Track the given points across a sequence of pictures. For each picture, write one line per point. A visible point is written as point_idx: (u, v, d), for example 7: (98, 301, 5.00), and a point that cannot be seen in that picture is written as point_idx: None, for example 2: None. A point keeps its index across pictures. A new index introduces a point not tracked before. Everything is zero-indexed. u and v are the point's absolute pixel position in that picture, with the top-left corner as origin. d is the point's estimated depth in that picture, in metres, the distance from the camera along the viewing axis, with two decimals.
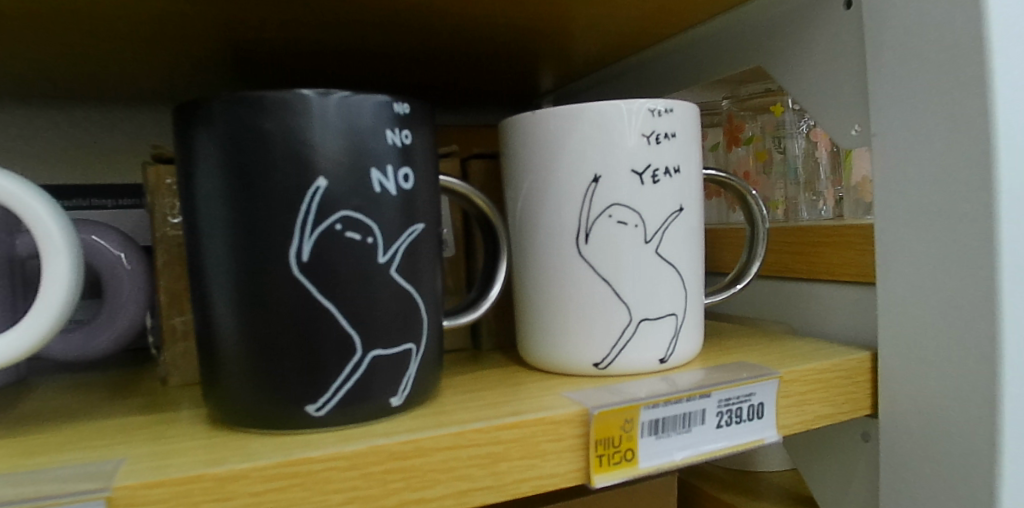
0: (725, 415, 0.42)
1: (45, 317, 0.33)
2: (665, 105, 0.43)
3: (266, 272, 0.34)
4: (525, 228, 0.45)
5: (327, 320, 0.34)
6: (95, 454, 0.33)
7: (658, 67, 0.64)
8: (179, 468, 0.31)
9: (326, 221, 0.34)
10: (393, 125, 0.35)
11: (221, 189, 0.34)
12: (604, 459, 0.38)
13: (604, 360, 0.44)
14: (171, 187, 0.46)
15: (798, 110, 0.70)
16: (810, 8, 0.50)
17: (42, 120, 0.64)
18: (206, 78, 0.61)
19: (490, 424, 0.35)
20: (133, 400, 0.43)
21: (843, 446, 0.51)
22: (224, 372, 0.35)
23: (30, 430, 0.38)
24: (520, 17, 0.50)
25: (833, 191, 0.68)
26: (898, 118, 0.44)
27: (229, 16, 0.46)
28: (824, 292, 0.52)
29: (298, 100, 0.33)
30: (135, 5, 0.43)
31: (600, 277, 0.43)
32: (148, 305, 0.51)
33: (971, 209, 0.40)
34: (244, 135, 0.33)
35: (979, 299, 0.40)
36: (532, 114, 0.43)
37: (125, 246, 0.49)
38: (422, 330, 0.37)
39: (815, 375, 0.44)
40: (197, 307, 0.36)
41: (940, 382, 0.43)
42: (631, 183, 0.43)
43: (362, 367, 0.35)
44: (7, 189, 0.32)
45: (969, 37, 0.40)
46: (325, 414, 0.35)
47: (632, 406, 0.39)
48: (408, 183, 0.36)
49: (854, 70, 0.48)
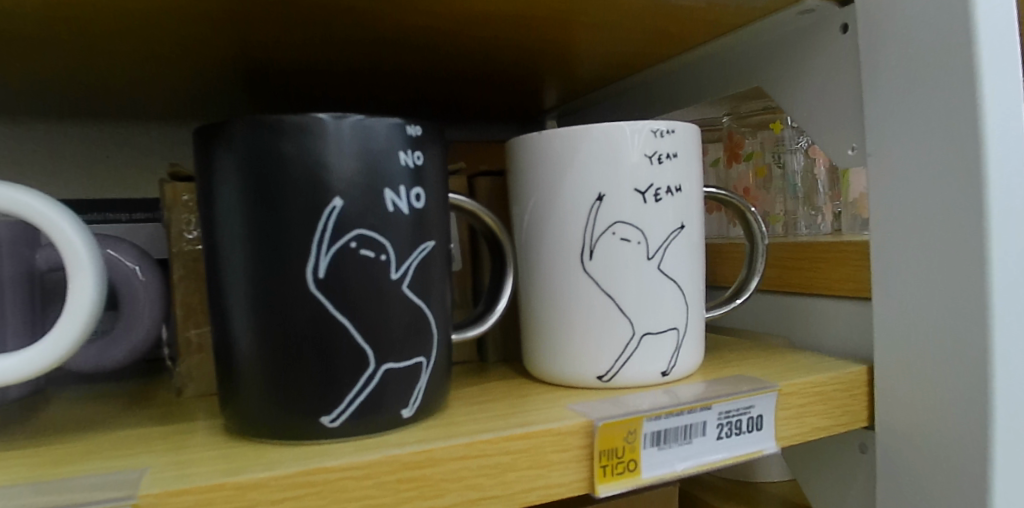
0: (726, 426, 0.43)
1: (70, 332, 0.34)
2: (667, 126, 0.45)
3: (284, 288, 0.35)
4: (531, 245, 0.47)
5: (343, 335, 0.35)
6: (119, 464, 0.35)
7: (660, 85, 0.65)
8: (202, 476, 0.32)
9: (342, 240, 0.35)
10: (406, 147, 0.37)
11: (241, 207, 0.35)
12: (608, 470, 0.39)
13: (608, 373, 0.45)
14: (187, 203, 0.47)
15: (797, 127, 0.72)
16: (807, 31, 0.52)
17: (56, 136, 0.65)
18: (220, 95, 0.62)
19: (499, 435, 0.36)
20: (151, 410, 0.45)
21: (840, 457, 0.52)
22: (241, 384, 0.37)
23: (53, 440, 0.39)
24: (525, 39, 0.51)
25: (831, 206, 0.70)
26: (892, 139, 0.46)
27: (245, 38, 0.48)
28: (821, 307, 0.53)
29: (315, 123, 0.35)
30: (155, 28, 0.45)
31: (603, 293, 0.44)
32: (162, 317, 0.52)
33: (963, 227, 0.42)
34: (264, 157, 0.35)
35: (971, 315, 0.42)
36: (538, 135, 0.45)
37: (140, 259, 0.50)
38: (432, 344, 0.39)
39: (814, 387, 0.45)
40: (216, 321, 0.37)
41: (935, 396, 0.44)
42: (634, 201, 0.44)
43: (375, 380, 0.36)
44: (37, 209, 0.34)
45: (960, 61, 0.41)
46: (339, 425, 0.36)
47: (636, 417, 0.40)
48: (420, 203, 0.38)
49: (849, 91, 0.49)
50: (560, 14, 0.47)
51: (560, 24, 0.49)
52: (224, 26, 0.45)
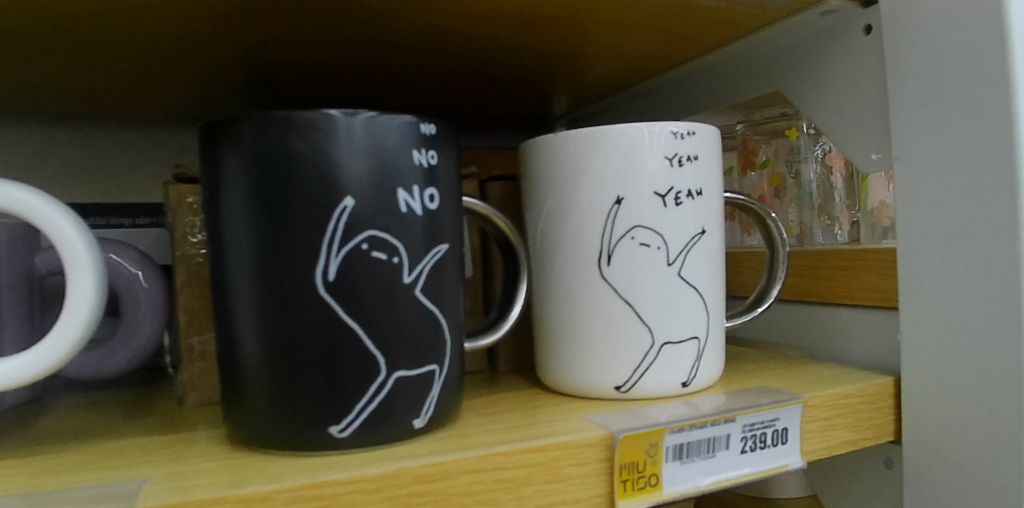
0: (749, 440, 0.41)
1: (68, 336, 0.33)
2: (687, 128, 0.43)
3: (292, 292, 0.33)
4: (546, 251, 0.45)
5: (353, 342, 0.34)
6: (116, 475, 0.33)
7: (674, 91, 0.64)
8: (202, 489, 0.31)
9: (353, 241, 0.34)
10: (419, 146, 0.36)
11: (248, 207, 0.34)
12: (628, 484, 0.37)
13: (626, 384, 0.43)
14: (192, 206, 0.46)
15: (813, 134, 0.70)
16: (827, 34, 0.51)
17: (59, 140, 0.64)
18: (226, 99, 0.61)
19: (515, 447, 0.35)
20: (151, 420, 0.43)
21: (865, 472, 0.50)
22: (246, 393, 0.35)
23: (47, 450, 0.37)
24: (539, 40, 0.50)
25: (848, 215, 0.68)
26: (918, 143, 0.44)
27: (253, 39, 0.47)
28: (844, 316, 0.52)
29: (325, 120, 0.33)
30: (162, 29, 0.44)
31: (622, 300, 0.43)
32: (165, 323, 0.50)
33: (996, 234, 0.40)
34: (273, 154, 0.33)
35: (1006, 324, 0.40)
36: (554, 136, 0.43)
37: (143, 264, 0.49)
38: (445, 352, 0.37)
39: (840, 400, 0.44)
40: (221, 325, 0.36)
41: (968, 408, 0.42)
42: (654, 205, 0.43)
43: (385, 388, 0.35)
44: (38, 209, 0.32)
45: (992, 60, 0.40)
46: (347, 435, 0.34)
47: (657, 430, 0.38)
48: (433, 204, 0.36)
49: (874, 95, 0.48)
50: (577, 16, 0.46)
51: (577, 25, 0.47)
52: (230, 26, 0.44)
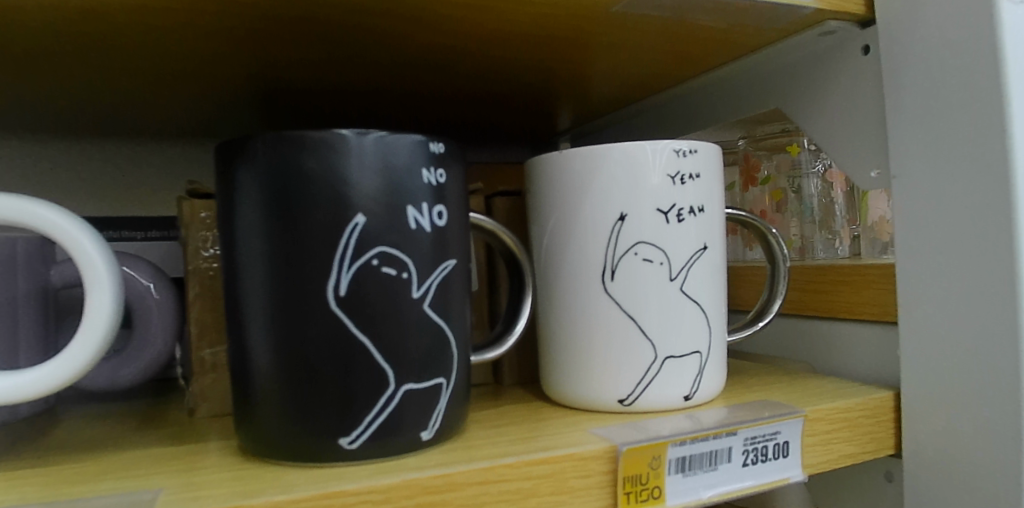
0: (751, 453, 0.42)
1: (86, 349, 0.34)
2: (689, 146, 0.44)
3: (304, 307, 0.34)
4: (551, 265, 0.46)
5: (362, 355, 0.35)
6: (131, 484, 0.34)
7: (676, 107, 0.65)
8: (215, 499, 0.31)
9: (364, 256, 0.35)
10: (428, 164, 0.36)
11: (261, 223, 0.35)
12: (632, 496, 0.38)
13: (629, 397, 0.44)
14: (205, 220, 0.47)
15: (813, 150, 0.71)
16: (826, 54, 0.52)
17: (71, 154, 0.65)
18: (237, 115, 0.62)
19: (521, 459, 0.36)
20: (163, 430, 0.44)
21: (867, 484, 0.51)
22: (257, 404, 0.36)
23: (62, 460, 0.38)
24: (544, 58, 0.51)
25: (849, 230, 0.69)
26: (917, 162, 0.45)
27: (265, 57, 0.48)
28: (845, 331, 0.52)
29: (338, 139, 0.34)
30: (175, 47, 0.45)
31: (626, 315, 0.44)
32: (176, 335, 0.51)
33: (994, 251, 0.41)
34: (286, 172, 0.34)
35: (1001, 339, 0.41)
36: (559, 153, 0.44)
37: (155, 277, 0.50)
38: (452, 365, 0.38)
39: (840, 414, 0.44)
40: (234, 338, 0.37)
41: (966, 422, 0.43)
42: (656, 221, 0.43)
43: (394, 401, 0.35)
44: (59, 226, 0.33)
45: (986, 82, 0.41)
46: (357, 447, 0.35)
47: (659, 443, 0.39)
48: (441, 221, 0.37)
49: (873, 114, 0.49)
50: (580, 35, 0.47)
51: (580, 43, 0.48)
52: (241, 45, 0.45)
